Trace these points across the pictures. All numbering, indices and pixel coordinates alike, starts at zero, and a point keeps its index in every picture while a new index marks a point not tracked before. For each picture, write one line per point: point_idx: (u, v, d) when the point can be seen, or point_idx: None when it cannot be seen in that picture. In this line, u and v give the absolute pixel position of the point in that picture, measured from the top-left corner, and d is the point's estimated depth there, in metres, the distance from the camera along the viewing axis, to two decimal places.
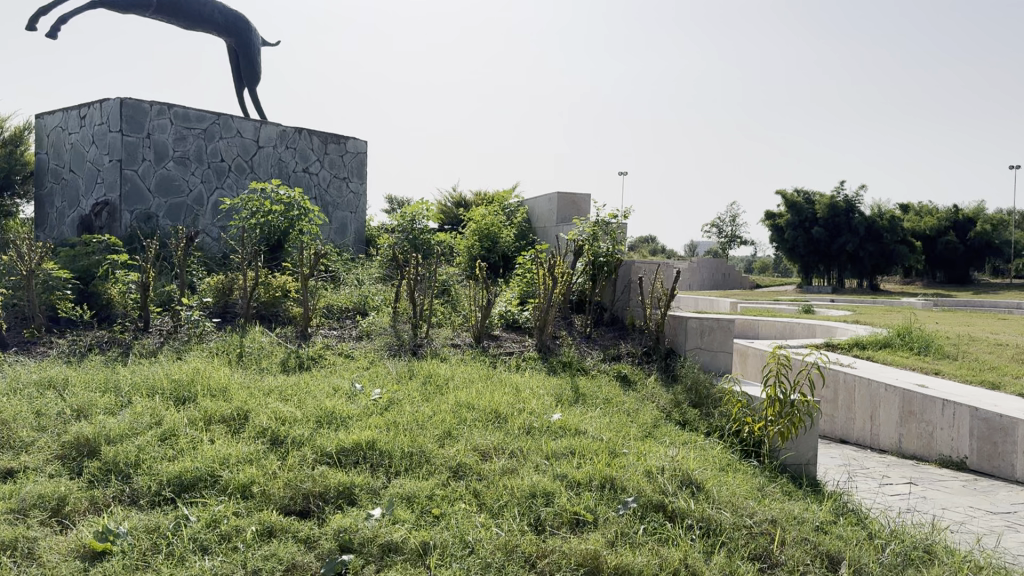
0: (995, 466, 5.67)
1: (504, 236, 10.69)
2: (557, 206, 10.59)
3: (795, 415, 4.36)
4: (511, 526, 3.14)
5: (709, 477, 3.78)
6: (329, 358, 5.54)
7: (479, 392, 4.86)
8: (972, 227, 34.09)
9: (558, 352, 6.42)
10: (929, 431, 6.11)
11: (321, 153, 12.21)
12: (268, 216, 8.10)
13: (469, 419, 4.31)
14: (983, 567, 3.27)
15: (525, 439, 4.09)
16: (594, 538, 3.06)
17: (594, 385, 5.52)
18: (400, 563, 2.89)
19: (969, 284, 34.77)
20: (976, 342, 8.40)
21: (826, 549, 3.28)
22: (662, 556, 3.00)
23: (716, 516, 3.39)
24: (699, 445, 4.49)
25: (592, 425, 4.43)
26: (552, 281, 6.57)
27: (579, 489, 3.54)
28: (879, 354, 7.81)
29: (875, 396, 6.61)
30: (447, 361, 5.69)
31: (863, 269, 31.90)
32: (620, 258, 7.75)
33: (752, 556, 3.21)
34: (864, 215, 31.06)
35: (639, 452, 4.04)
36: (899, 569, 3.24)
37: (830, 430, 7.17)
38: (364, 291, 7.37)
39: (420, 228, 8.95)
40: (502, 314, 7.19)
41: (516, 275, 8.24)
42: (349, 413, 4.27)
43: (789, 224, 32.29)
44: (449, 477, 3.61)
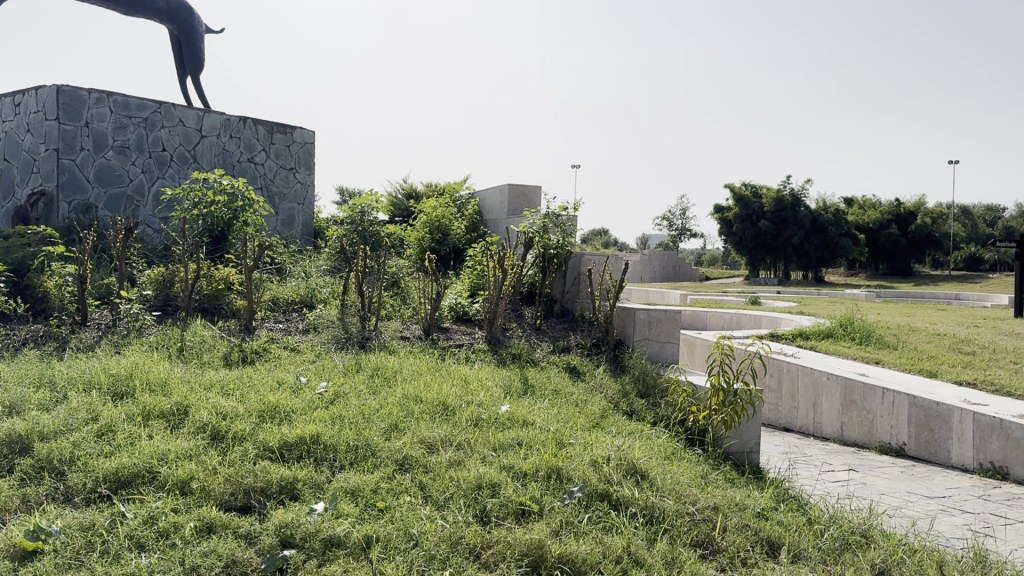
0: (932, 452, 5.84)
1: (455, 229, 10.65)
2: (508, 198, 10.60)
3: (737, 404, 4.47)
4: (456, 518, 3.12)
5: (653, 466, 3.82)
6: (274, 352, 5.44)
7: (427, 384, 4.83)
8: (912, 221, 35.11)
9: (507, 343, 6.42)
10: (869, 419, 6.27)
11: (267, 143, 12.01)
12: (211, 207, 7.93)
13: (416, 411, 4.28)
14: (917, 550, 3.36)
15: (473, 431, 4.07)
16: (539, 527, 3.07)
17: (543, 376, 5.53)
18: (343, 558, 2.85)
19: (910, 276, 35.79)
20: (915, 332, 8.63)
21: (766, 536, 3.34)
22: (605, 545, 3.03)
23: (660, 504, 3.42)
24: (645, 435, 4.53)
25: (540, 416, 4.44)
26: (501, 273, 6.55)
27: (525, 480, 3.54)
28: (823, 344, 7.98)
29: (817, 384, 6.75)
30: (396, 353, 5.65)
31: (810, 262, 32.58)
32: (570, 250, 7.79)
33: (694, 543, 3.25)
34: (809, 209, 31.91)
35: (585, 443, 4.06)
36: (837, 553, 3.31)
37: (774, 419, 7.31)
38: (312, 283, 7.27)
39: (369, 220, 8.83)
40: (452, 306, 7.16)
41: (466, 267, 8.21)
42: (293, 406, 4.21)
43: (738, 218, 32.78)
44: (395, 470, 3.58)
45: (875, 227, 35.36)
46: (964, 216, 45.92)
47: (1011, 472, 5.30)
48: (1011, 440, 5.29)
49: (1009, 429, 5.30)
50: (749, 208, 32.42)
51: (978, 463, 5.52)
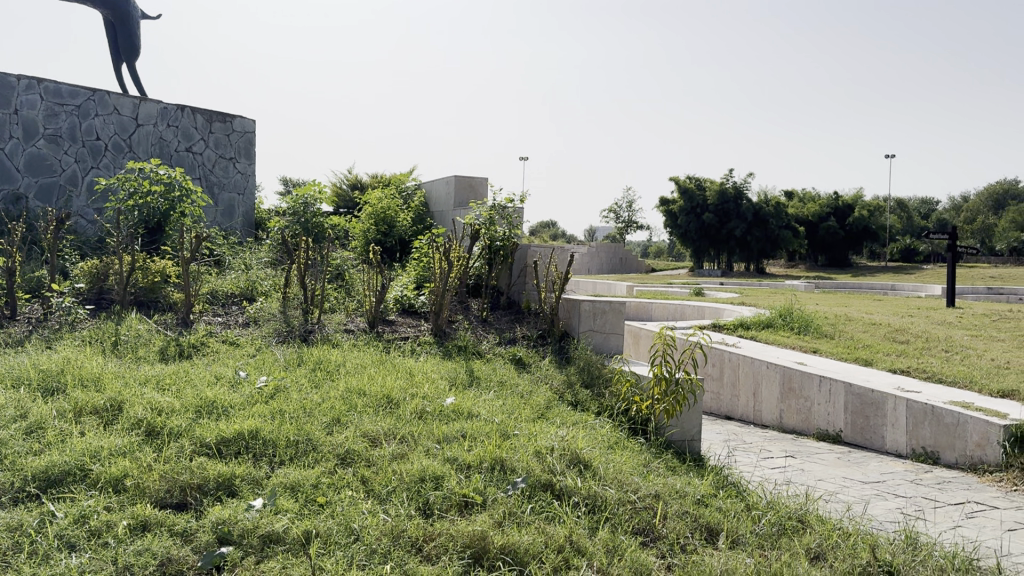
0: (867, 439, 6.01)
1: (401, 221, 10.57)
2: (454, 190, 10.56)
3: (679, 393, 4.55)
4: (398, 512, 3.09)
5: (596, 455, 3.85)
6: (212, 346, 5.33)
7: (371, 377, 4.78)
8: (850, 213, 36.07)
9: (453, 336, 6.40)
10: (807, 406, 6.42)
11: (206, 132, 11.72)
12: (147, 197, 7.72)
13: (359, 405, 4.23)
14: (851, 534, 3.45)
15: (417, 424, 4.04)
16: (482, 519, 3.06)
17: (489, 368, 5.53)
18: (281, 554, 2.81)
19: (848, 267, 36.78)
20: (852, 322, 8.86)
21: (705, 522, 3.40)
22: (547, 535, 3.03)
23: (602, 493, 3.45)
24: (589, 425, 4.56)
25: (485, 408, 4.43)
26: (447, 264, 6.51)
27: (468, 472, 3.53)
28: (763, 334, 8.15)
29: (757, 373, 6.89)
30: (339, 346, 5.59)
31: (752, 254, 33.22)
32: (516, 242, 7.79)
33: (635, 531, 3.29)
34: (751, 202, 32.54)
35: (530, 434, 4.07)
36: (773, 538, 3.38)
37: (716, 407, 7.45)
38: (253, 276, 7.13)
39: (312, 211, 8.69)
40: (397, 299, 7.09)
41: (412, 259, 8.14)
42: (231, 402, 4.13)
43: (682, 210, 33.20)
44: (336, 465, 3.54)
45: (814, 220, 36.23)
46: (899, 209, 47.39)
47: (941, 456, 5.49)
48: (941, 425, 5.47)
49: (939, 414, 5.48)
50: (693, 201, 32.87)
51: (911, 448, 5.69)
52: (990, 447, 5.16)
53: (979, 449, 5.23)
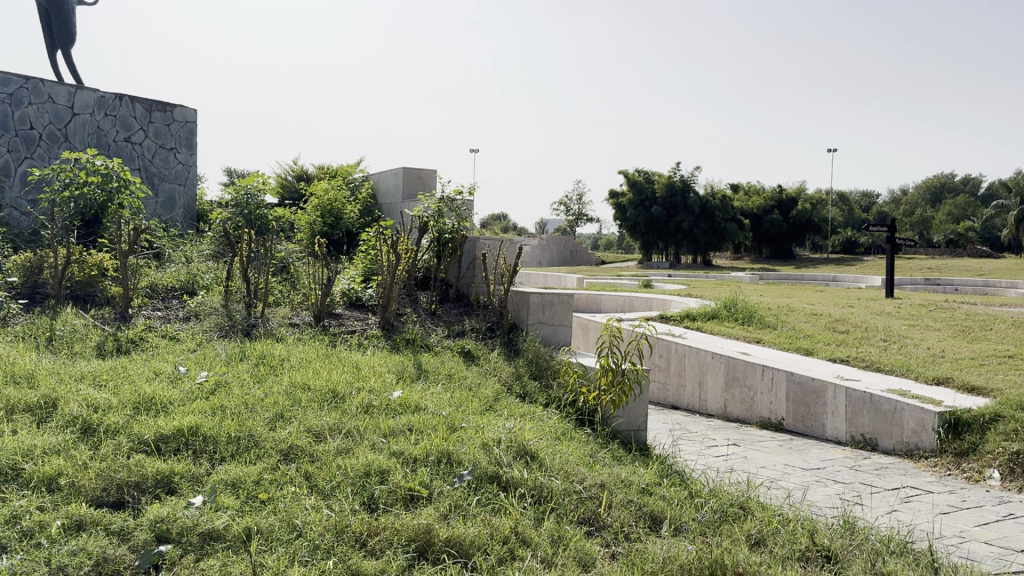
0: (808, 426, 6.16)
1: (348, 213, 10.48)
2: (402, 182, 10.52)
3: (625, 384, 4.63)
4: (342, 507, 3.06)
5: (543, 447, 3.87)
6: (152, 341, 5.21)
7: (315, 371, 4.73)
8: (794, 207, 36.90)
9: (401, 329, 6.36)
10: (751, 395, 6.56)
11: (145, 122, 11.43)
12: (83, 188, 7.50)
13: (303, 400, 4.18)
14: (790, 519, 3.53)
15: (363, 418, 4.01)
16: (427, 512, 3.05)
17: (437, 361, 5.51)
18: (221, 551, 2.76)
19: (792, 259, 37.60)
20: (794, 313, 9.06)
21: (650, 510, 3.45)
22: (492, 526, 3.03)
23: (548, 483, 3.48)
24: (536, 416, 4.59)
25: (432, 401, 4.41)
26: (394, 256, 6.46)
27: (415, 465, 3.51)
28: (708, 325, 8.28)
29: (702, 363, 7.01)
30: (283, 341, 5.51)
31: (699, 246, 33.73)
32: (465, 235, 7.77)
33: (580, 521, 3.32)
34: (698, 196, 33.04)
35: (477, 426, 4.07)
36: (715, 524, 3.44)
37: (662, 397, 7.56)
38: (193, 269, 6.98)
39: (255, 202, 8.54)
40: (344, 292, 7.02)
41: (359, 251, 8.05)
42: (171, 398, 4.04)
43: (632, 203, 33.50)
44: (279, 460, 3.49)
45: (759, 213, 36.95)
46: (840, 202, 48.60)
47: (879, 442, 5.65)
48: (879, 412, 5.63)
49: (877, 402, 5.63)
50: (642, 194, 33.23)
51: (850, 435, 5.85)
52: (926, 434, 5.32)
53: (914, 435, 5.40)
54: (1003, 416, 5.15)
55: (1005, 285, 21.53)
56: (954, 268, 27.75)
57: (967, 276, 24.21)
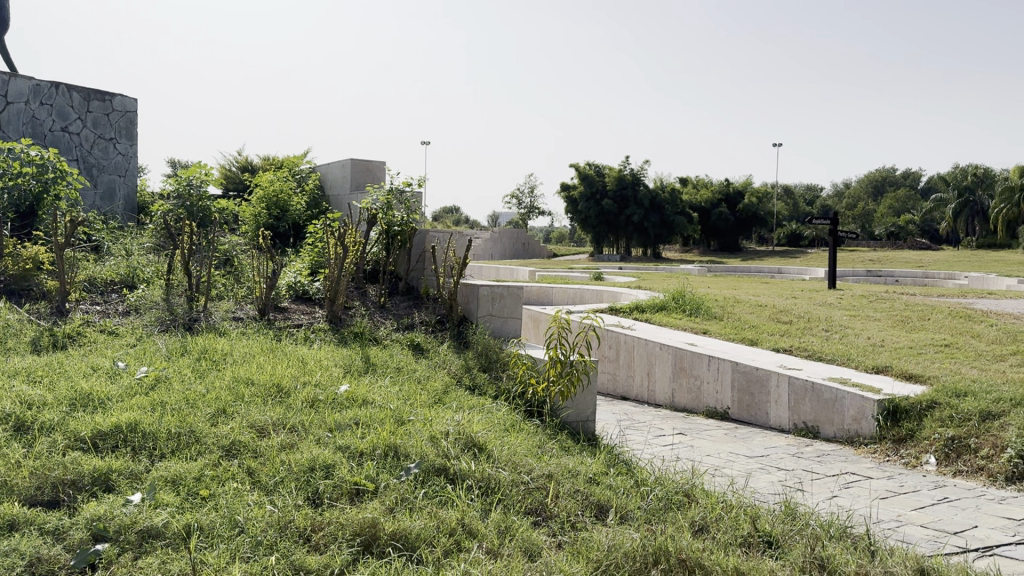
0: (752, 415, 6.28)
1: (295, 204, 10.36)
2: (350, 174, 10.47)
3: (574, 374, 4.66)
4: (286, 502, 3.02)
5: (490, 439, 3.87)
6: (90, 335, 5.07)
7: (259, 366, 4.65)
8: (740, 200, 37.58)
9: (349, 322, 6.29)
10: (698, 385, 6.66)
11: (83, 111, 11.13)
12: (17, 179, 7.27)
13: (247, 395, 4.11)
14: (733, 506, 3.60)
15: (308, 413, 3.96)
16: (373, 506, 3.03)
17: (385, 354, 5.47)
18: (160, 549, 2.70)
19: (739, 251, 38.28)
20: (739, 304, 9.22)
21: (596, 499, 3.48)
22: (439, 518, 3.03)
23: (496, 475, 3.48)
24: (485, 408, 4.59)
25: (380, 394, 4.38)
26: (342, 248, 6.39)
27: (361, 459, 3.48)
28: (656, 317, 8.37)
29: (651, 354, 7.10)
30: (227, 335, 5.42)
31: (649, 239, 34.11)
32: (414, 227, 7.72)
33: (527, 511, 3.33)
34: (648, 189, 33.41)
35: (425, 419, 4.05)
36: (660, 511, 3.49)
37: (611, 388, 7.63)
38: (133, 261, 6.81)
39: (198, 193, 8.35)
40: (290, 285, 6.92)
41: (306, 243, 7.95)
42: (109, 394, 3.94)
43: (583, 196, 33.69)
44: (221, 456, 3.43)
45: (707, 207, 37.50)
46: (786, 196, 49.57)
47: (821, 430, 5.79)
48: (821, 401, 5.77)
49: (819, 391, 5.77)
50: (593, 187, 33.47)
51: (793, 424, 5.99)
52: (865, 421, 5.47)
53: (855, 423, 5.54)
54: (938, 403, 5.32)
55: (942, 276, 22.23)
56: (893, 261, 28.56)
57: (906, 268, 24.97)
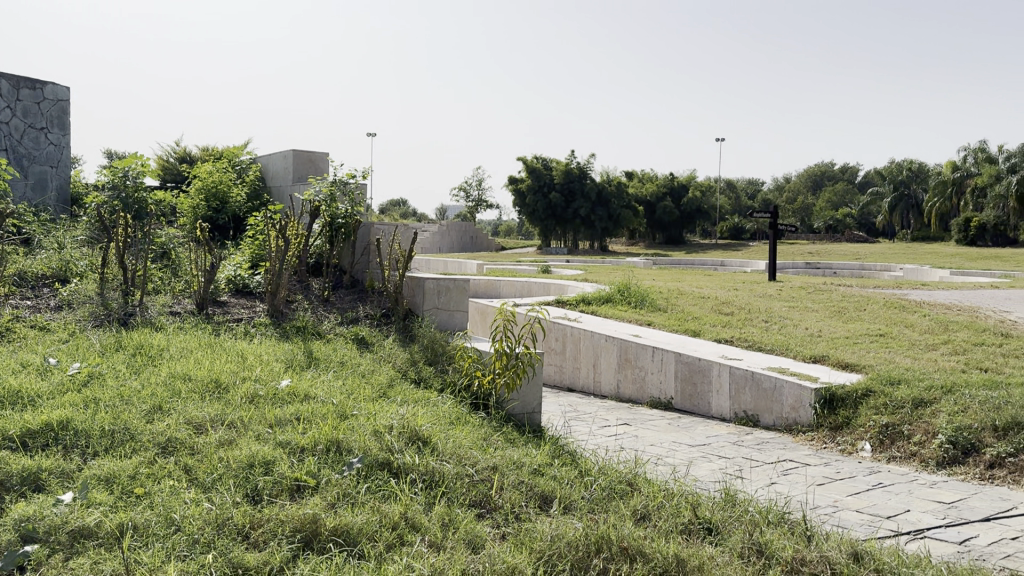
0: (695, 404, 6.38)
1: (235, 196, 10.18)
2: (293, 165, 10.36)
3: (519, 366, 4.67)
4: (224, 500, 2.97)
5: (435, 432, 3.85)
6: (19, 331, 4.91)
7: (197, 362, 4.56)
8: (685, 194, 38.17)
9: (291, 316, 6.20)
10: (642, 376, 6.75)
11: (12, 100, 10.74)
12: None
13: (184, 391, 4.02)
14: (675, 494, 3.65)
15: (248, 408, 3.89)
16: (313, 502, 2.99)
17: (329, 349, 5.41)
18: (92, 549, 2.63)
19: (683, 244, 38.90)
20: (683, 296, 9.36)
21: (540, 490, 3.50)
22: (382, 513, 3.00)
23: (440, 468, 3.47)
24: (430, 402, 4.57)
25: (322, 389, 4.33)
26: (284, 241, 6.28)
27: (302, 455, 3.43)
28: (602, 309, 8.45)
29: (596, 346, 7.17)
30: (163, 330, 5.30)
31: (596, 232, 34.41)
32: (358, 220, 7.64)
33: (471, 503, 3.33)
34: (594, 182, 33.71)
35: (369, 413, 4.02)
36: (604, 501, 3.52)
37: (558, 380, 7.68)
38: (66, 255, 6.60)
39: (134, 184, 8.13)
40: (230, 278, 6.79)
41: (246, 236, 7.80)
42: (39, 391, 3.82)
43: (531, 189, 33.79)
44: (157, 454, 3.35)
45: (652, 200, 38.00)
46: (728, 190, 50.47)
47: (761, 418, 5.92)
48: (760, 389, 5.89)
49: (759, 380, 5.90)
50: (540, 180, 33.60)
51: (734, 412, 6.11)
52: (803, 410, 5.61)
53: (793, 411, 5.68)
54: (873, 391, 5.47)
55: (879, 268, 22.91)
56: (830, 253, 29.41)
57: (844, 260, 25.67)
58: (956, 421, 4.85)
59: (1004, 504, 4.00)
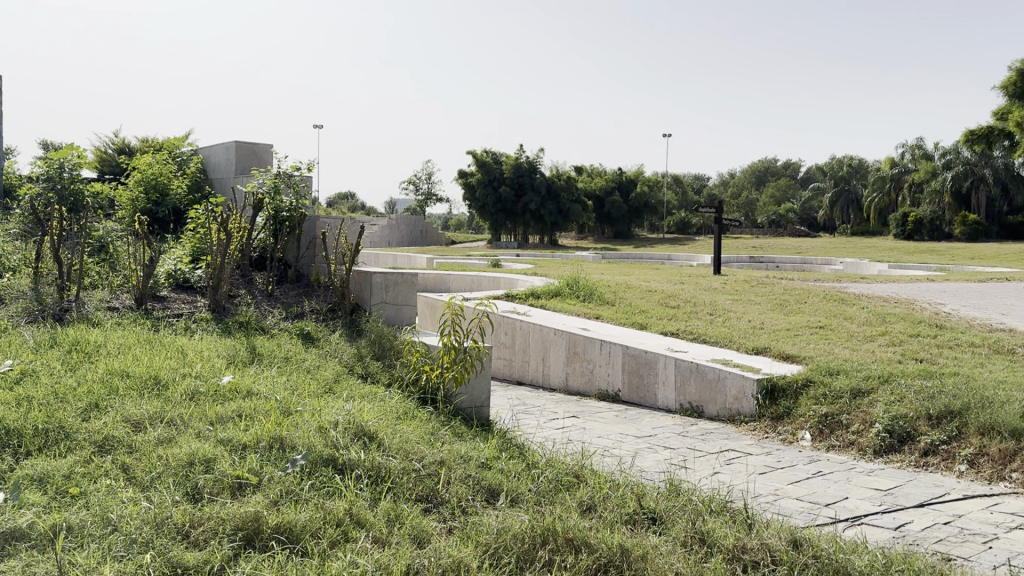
0: (642, 396, 6.47)
1: (175, 188, 9.96)
2: (236, 156, 10.23)
3: (467, 360, 4.67)
4: (163, 499, 2.91)
5: (381, 427, 3.84)
6: None
7: (136, 358, 4.45)
8: (632, 188, 38.60)
9: (234, 311, 6.10)
10: (590, 369, 6.81)
11: None
12: None
13: (121, 388, 3.93)
14: (621, 485, 3.70)
15: (188, 406, 3.81)
16: (255, 500, 2.95)
17: (272, 344, 5.33)
18: (24, 551, 2.55)
19: (631, 238, 39.32)
20: (631, 289, 9.47)
21: (487, 483, 3.51)
22: (326, 510, 2.98)
23: (386, 463, 3.45)
24: (377, 397, 4.54)
25: (265, 385, 4.27)
26: (226, 235, 6.15)
27: (244, 452, 3.38)
28: (551, 302, 8.51)
29: (545, 340, 7.21)
30: (100, 325, 5.16)
31: (546, 227, 34.57)
32: (303, 213, 7.55)
33: (418, 498, 3.32)
34: (544, 177, 33.86)
35: (313, 409, 3.98)
36: (550, 493, 3.55)
37: (507, 373, 7.70)
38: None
39: (70, 176, 7.90)
40: (170, 273, 6.64)
41: (187, 229, 7.63)
42: None
43: (480, 182, 33.71)
44: (92, 453, 3.27)
45: (601, 195, 38.34)
46: (675, 184, 51.16)
47: (705, 409, 6.03)
48: (704, 380, 6.00)
49: (703, 371, 6.00)
50: (491, 174, 33.47)
51: (679, 404, 6.20)
52: (746, 400, 5.73)
53: (736, 402, 5.80)
54: (813, 381, 5.61)
55: (821, 261, 23.53)
56: (773, 247, 30.16)
57: (785, 254, 26.26)
58: (892, 410, 5.00)
59: (937, 491, 4.15)
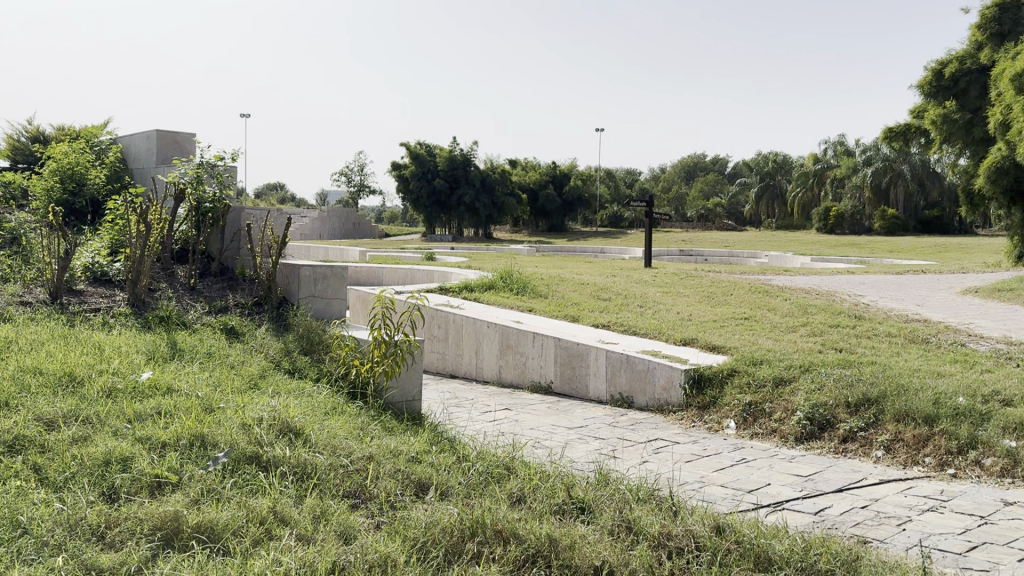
0: (574, 388, 6.53)
1: (93, 178, 9.63)
2: (157, 145, 9.99)
3: (398, 354, 4.62)
4: (77, 500, 2.82)
5: (307, 423, 3.78)
6: None
7: (48, 355, 4.29)
8: (566, 182, 38.95)
9: (154, 306, 5.92)
10: (523, 361, 6.85)
11: None
12: None
13: (33, 386, 3.78)
14: (550, 475, 3.73)
15: (105, 404, 3.69)
16: (174, 499, 2.89)
17: (195, 340, 5.20)
18: None
19: (566, 232, 39.67)
20: (564, 282, 9.56)
21: (415, 477, 3.50)
22: (249, 508, 2.93)
23: (311, 460, 3.40)
24: (304, 392, 4.48)
25: (186, 382, 4.16)
26: (145, 227, 5.96)
27: (163, 451, 3.29)
28: (484, 295, 8.52)
29: (478, 333, 7.22)
30: (12, 321, 4.96)
31: (481, 220, 34.64)
32: (227, 204, 7.36)
33: (346, 494, 3.28)
34: (478, 170, 33.91)
35: (237, 406, 3.89)
36: (481, 485, 3.56)
37: (440, 367, 7.68)
38: None
39: None
40: (86, 266, 6.41)
41: (105, 220, 7.35)
42: None
43: (414, 175, 33.25)
44: (1, 454, 3.14)
45: (535, 188, 38.58)
46: (608, 178, 51.76)
47: (635, 400, 6.12)
48: (634, 372, 6.10)
49: (633, 362, 6.10)
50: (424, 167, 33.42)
51: (610, 395, 6.29)
52: (674, 390, 5.84)
53: (664, 392, 5.90)
54: (737, 371, 5.77)
55: (749, 254, 24.22)
56: (704, 240, 31.03)
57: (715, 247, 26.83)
58: (813, 398, 5.17)
59: (854, 476, 4.31)
